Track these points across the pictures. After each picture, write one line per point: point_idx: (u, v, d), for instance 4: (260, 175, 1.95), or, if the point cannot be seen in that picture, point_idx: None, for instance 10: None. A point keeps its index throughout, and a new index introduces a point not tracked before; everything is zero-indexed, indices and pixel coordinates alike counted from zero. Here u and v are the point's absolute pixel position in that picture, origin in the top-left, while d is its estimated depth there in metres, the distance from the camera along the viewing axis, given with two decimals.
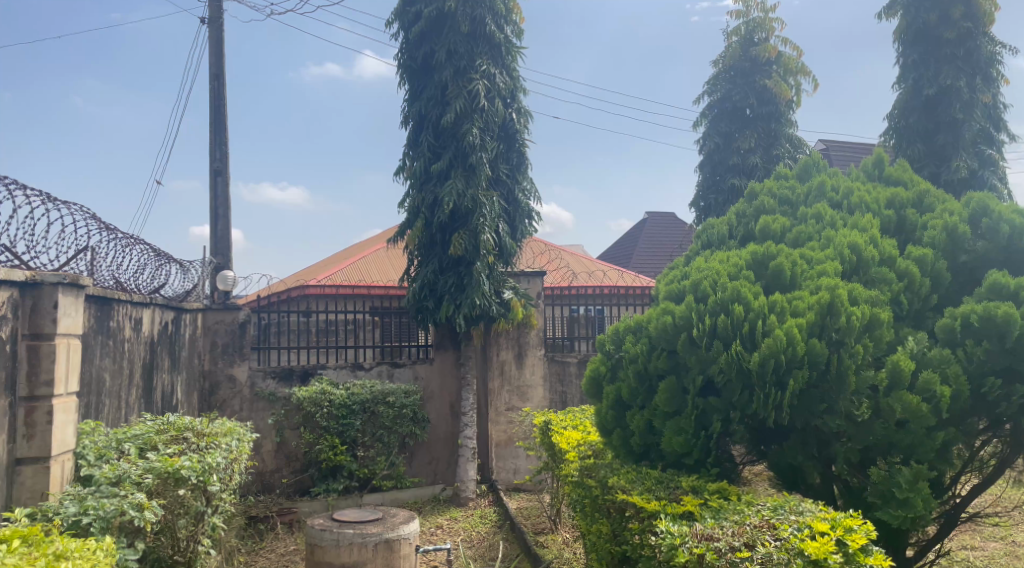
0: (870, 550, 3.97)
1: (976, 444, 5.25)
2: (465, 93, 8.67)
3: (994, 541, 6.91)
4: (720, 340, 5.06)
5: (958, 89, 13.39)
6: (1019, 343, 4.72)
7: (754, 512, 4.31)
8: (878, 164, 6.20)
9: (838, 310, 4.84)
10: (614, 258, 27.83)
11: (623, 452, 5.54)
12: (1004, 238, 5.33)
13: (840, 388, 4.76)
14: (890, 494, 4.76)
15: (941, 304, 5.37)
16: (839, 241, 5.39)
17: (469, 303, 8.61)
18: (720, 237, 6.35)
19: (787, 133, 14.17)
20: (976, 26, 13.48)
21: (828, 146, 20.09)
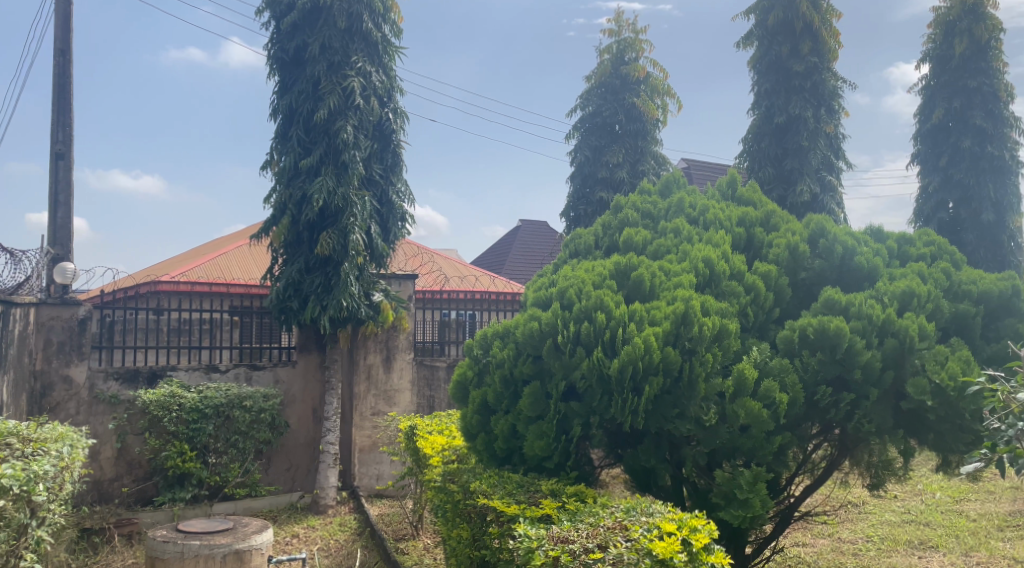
0: (711, 549, 4.19)
1: (809, 448, 5.63)
2: (338, 89, 8.54)
3: (823, 538, 7.41)
4: (583, 346, 5.19)
5: (805, 119, 14.35)
6: (848, 354, 5.12)
7: (608, 514, 4.43)
8: (731, 184, 6.54)
9: (691, 319, 5.08)
10: (485, 263, 28.06)
11: (486, 457, 5.58)
12: (838, 257, 5.78)
13: (691, 394, 4.97)
14: (732, 495, 5.03)
15: (782, 317, 5.72)
16: (694, 255, 5.65)
17: (336, 304, 8.46)
18: (586, 247, 6.51)
19: (652, 150, 14.75)
20: (822, 61, 14.49)
21: (690, 164, 21.03)
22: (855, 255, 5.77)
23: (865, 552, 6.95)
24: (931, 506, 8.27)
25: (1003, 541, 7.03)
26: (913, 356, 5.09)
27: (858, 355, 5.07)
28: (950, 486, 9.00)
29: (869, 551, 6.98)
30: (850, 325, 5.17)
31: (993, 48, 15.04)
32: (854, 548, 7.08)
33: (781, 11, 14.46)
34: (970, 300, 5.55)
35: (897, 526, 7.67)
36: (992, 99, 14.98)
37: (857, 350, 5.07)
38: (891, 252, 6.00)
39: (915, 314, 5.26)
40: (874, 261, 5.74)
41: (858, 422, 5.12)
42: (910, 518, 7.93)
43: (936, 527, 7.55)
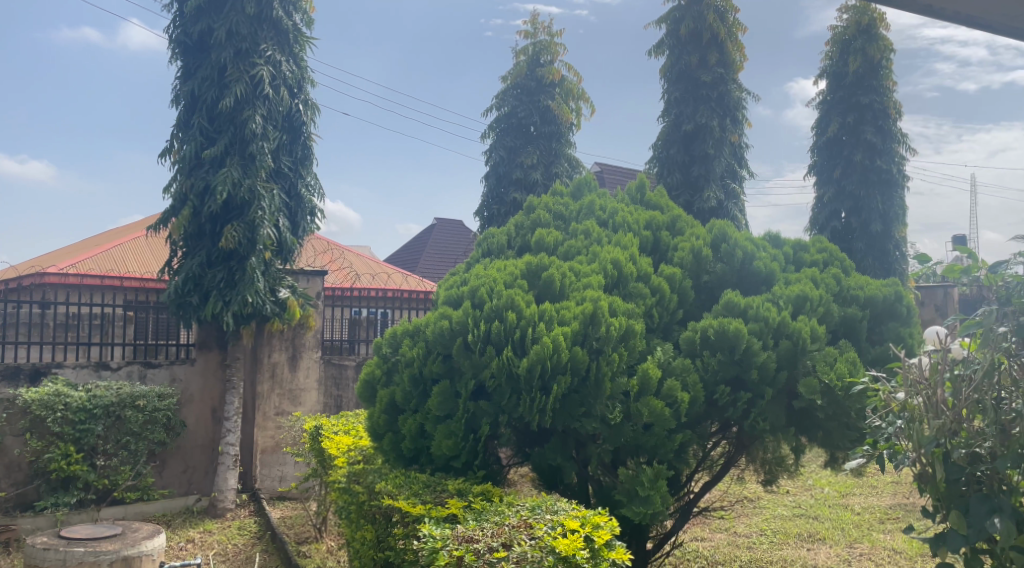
0: (613, 545, 4.28)
1: (708, 445, 5.85)
2: (246, 77, 8.37)
3: (720, 532, 7.70)
4: (493, 345, 5.25)
5: (711, 128, 14.82)
6: (745, 355, 5.34)
7: (513, 513, 4.48)
8: (639, 188, 6.71)
9: (599, 319, 5.22)
10: (397, 260, 27.89)
11: (393, 457, 5.56)
12: (738, 262, 6.03)
13: (597, 393, 5.08)
14: (634, 493, 5.14)
15: (685, 318, 5.92)
16: (603, 256, 5.78)
17: (240, 299, 8.28)
18: (498, 246, 6.57)
19: (567, 153, 14.98)
20: (729, 71, 14.94)
21: (602, 168, 21.44)
22: (754, 260, 6.03)
23: (759, 545, 7.25)
24: (820, 500, 8.70)
25: (884, 533, 7.45)
26: (805, 356, 5.36)
27: (755, 356, 5.30)
28: (838, 481, 9.48)
29: (761, 544, 7.29)
30: (749, 327, 5.39)
31: (884, 68, 15.85)
32: (748, 542, 7.38)
33: (691, 22, 14.89)
34: (858, 304, 5.87)
35: (788, 519, 8.04)
36: (882, 115, 15.81)
37: (754, 351, 5.30)
38: (787, 257, 6.29)
39: (807, 317, 5.53)
40: (771, 266, 6.01)
41: (754, 420, 5.33)
42: (801, 512, 8.32)
43: (824, 520, 7.95)
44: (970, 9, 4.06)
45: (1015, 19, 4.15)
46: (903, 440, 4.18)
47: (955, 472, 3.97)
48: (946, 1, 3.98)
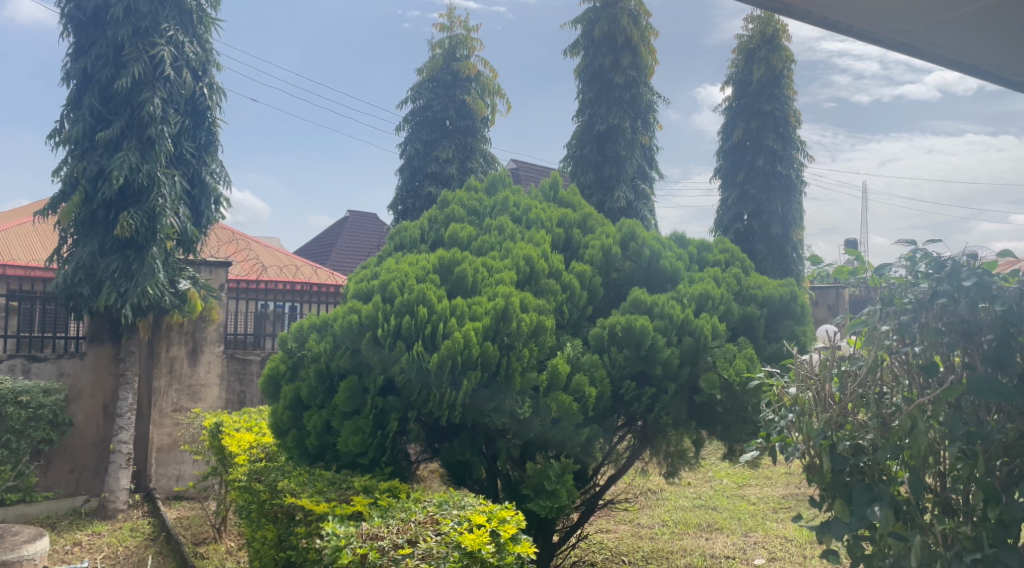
0: (519, 540, 4.25)
1: (615, 439, 5.96)
2: (145, 57, 8.08)
3: (624, 524, 7.87)
4: (403, 340, 5.09)
5: (623, 129, 15.12)
6: (650, 351, 5.46)
7: (420, 509, 4.44)
8: (552, 186, 6.78)
9: (510, 316, 5.23)
10: (308, 253, 27.41)
11: (297, 454, 5.45)
12: (646, 260, 6.19)
13: (508, 388, 5.09)
14: (541, 487, 5.21)
15: (595, 314, 6.04)
16: (516, 252, 5.80)
17: (139, 291, 8.01)
18: (411, 240, 6.51)
19: (482, 148, 15.02)
20: (640, 75, 15.28)
21: (518, 164, 21.57)
22: (660, 259, 6.20)
23: (660, 536, 7.46)
24: (719, 491, 9.01)
25: (777, 522, 7.77)
26: (706, 353, 5.53)
27: (660, 352, 5.42)
28: (736, 472, 9.84)
29: (663, 534, 7.50)
30: (654, 324, 5.52)
31: (786, 77, 16.43)
32: (651, 532, 7.58)
33: (605, 23, 15.11)
34: (756, 303, 6.10)
35: (689, 510, 8.29)
36: (782, 123, 16.46)
37: (658, 347, 5.43)
38: (691, 257, 6.48)
39: (709, 315, 5.71)
40: (677, 265, 6.19)
41: (657, 415, 5.49)
42: (700, 502, 8.59)
43: (722, 510, 8.23)
44: (862, 24, 4.27)
45: (903, 34, 4.38)
46: (794, 432, 4.37)
47: (840, 463, 4.13)
48: (840, 13, 4.17)
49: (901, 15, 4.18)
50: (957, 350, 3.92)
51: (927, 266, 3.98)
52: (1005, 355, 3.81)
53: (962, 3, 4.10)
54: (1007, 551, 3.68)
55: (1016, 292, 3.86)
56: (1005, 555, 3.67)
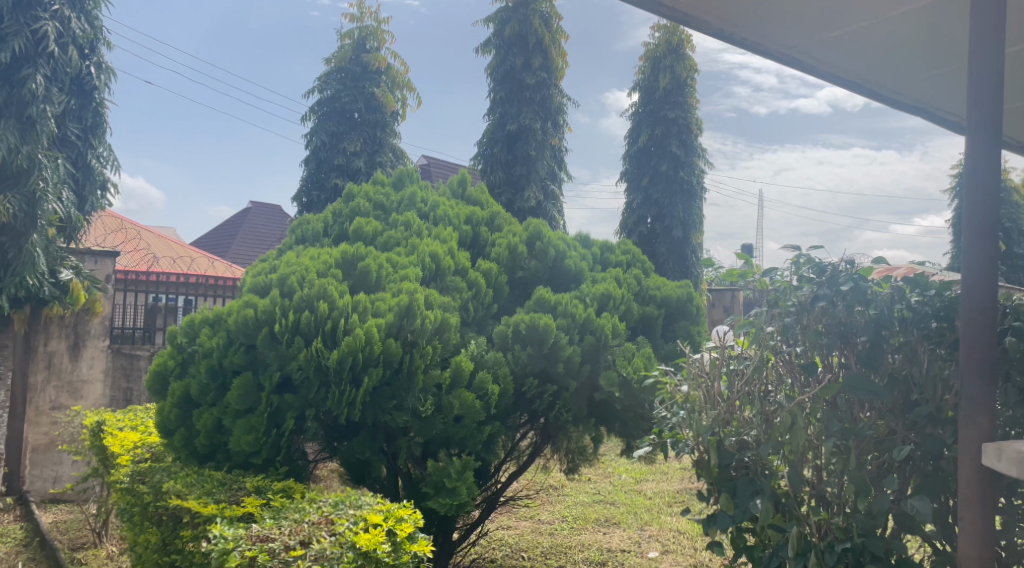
0: (415, 538, 4.17)
1: (516, 436, 5.96)
2: (27, 32, 7.68)
3: (525, 520, 7.94)
4: (302, 336, 4.91)
5: (533, 130, 15.27)
6: (554, 348, 5.45)
7: (314, 509, 4.30)
8: (461, 183, 6.56)
9: (414, 312, 5.04)
10: (206, 244, 26.56)
11: (185, 454, 5.17)
12: (551, 259, 6.14)
13: (409, 385, 4.93)
14: (441, 484, 5.06)
15: (499, 313, 5.95)
16: (422, 248, 5.63)
17: (18, 281, 7.69)
18: (313, 234, 6.10)
19: (390, 142, 14.92)
20: (550, 77, 15.43)
21: (428, 160, 21.47)
22: (565, 259, 6.18)
23: (559, 531, 7.56)
24: (617, 487, 9.21)
25: (671, 516, 8.00)
26: (606, 352, 5.61)
27: (562, 350, 5.44)
28: (634, 468, 10.08)
29: (562, 530, 7.60)
30: (557, 323, 5.52)
31: (690, 86, 16.98)
32: (550, 528, 7.68)
33: (516, 23, 15.19)
34: (655, 303, 6.25)
35: (588, 506, 8.43)
36: (685, 130, 16.96)
37: (561, 345, 5.44)
38: (595, 257, 6.59)
39: (610, 314, 5.82)
40: (580, 265, 6.22)
41: (558, 412, 5.47)
42: (599, 498, 8.76)
43: (619, 505, 8.41)
44: (755, 37, 4.44)
45: (792, 49, 4.57)
46: (684, 429, 4.52)
47: (726, 458, 4.27)
48: (735, 26, 4.34)
49: (792, 29, 4.33)
50: (834, 351, 4.14)
51: (811, 271, 4.13)
52: (876, 354, 4.03)
53: (851, 21, 4.21)
54: (874, 540, 3.87)
55: (888, 297, 4.06)
56: (872, 543, 3.85)
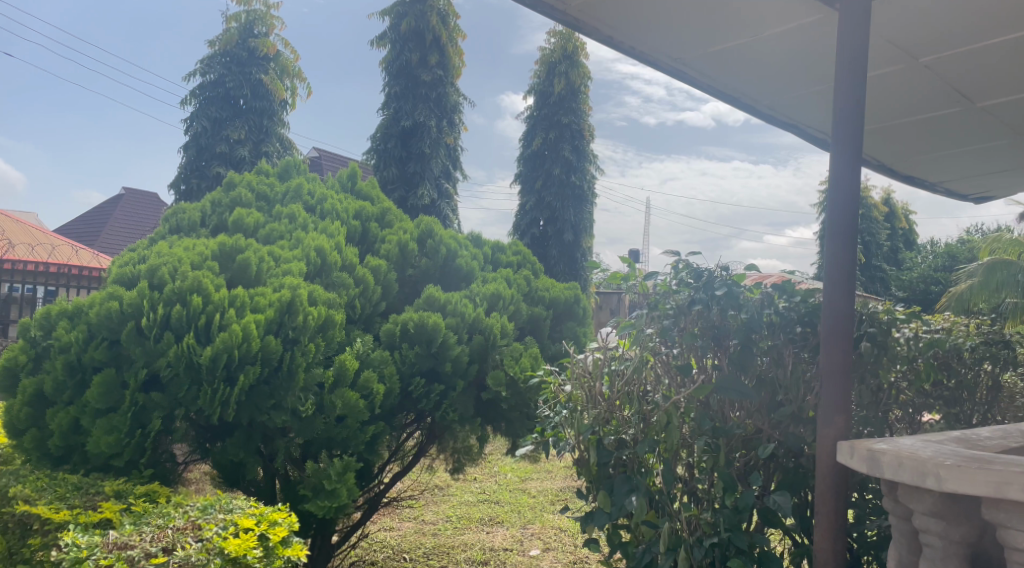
0: (289, 542, 4.07)
1: (402, 437, 5.84)
2: None
3: (408, 521, 7.88)
4: (172, 332, 4.70)
5: (428, 127, 15.18)
6: (442, 348, 5.42)
7: (180, 514, 4.10)
8: (351, 176, 6.40)
9: (296, 308, 4.93)
10: (74, 231, 25.10)
11: (36, 457, 4.81)
12: (442, 258, 6.05)
13: (289, 384, 4.80)
14: (320, 486, 4.92)
15: (388, 310, 5.77)
16: (306, 242, 5.47)
17: None
18: (188, 224, 5.79)
19: (277, 132, 14.70)
20: (446, 75, 15.40)
21: (319, 153, 21.02)
22: (456, 258, 6.11)
23: (443, 531, 7.51)
24: (503, 486, 9.25)
25: (554, 513, 8.09)
26: (495, 351, 5.59)
27: (449, 349, 5.40)
28: (519, 467, 10.15)
29: (446, 530, 7.56)
30: (446, 321, 5.48)
31: (583, 93, 17.31)
32: (434, 528, 7.63)
33: (413, 19, 15.05)
34: (543, 304, 6.32)
35: (473, 505, 8.41)
36: (578, 136, 17.31)
37: (449, 344, 5.41)
38: (486, 257, 6.59)
39: (499, 314, 5.81)
40: (471, 265, 6.16)
41: (444, 412, 5.40)
42: (484, 497, 8.75)
43: (503, 504, 8.44)
44: (642, 45, 4.54)
45: (677, 61, 4.69)
46: (566, 428, 4.60)
47: (605, 456, 4.36)
48: (624, 35, 4.42)
49: (678, 40, 4.43)
50: (708, 353, 4.27)
51: (689, 276, 4.25)
52: (746, 358, 4.20)
53: (734, 35, 4.35)
54: (739, 534, 4.00)
55: (758, 303, 4.22)
56: (737, 537, 3.99)
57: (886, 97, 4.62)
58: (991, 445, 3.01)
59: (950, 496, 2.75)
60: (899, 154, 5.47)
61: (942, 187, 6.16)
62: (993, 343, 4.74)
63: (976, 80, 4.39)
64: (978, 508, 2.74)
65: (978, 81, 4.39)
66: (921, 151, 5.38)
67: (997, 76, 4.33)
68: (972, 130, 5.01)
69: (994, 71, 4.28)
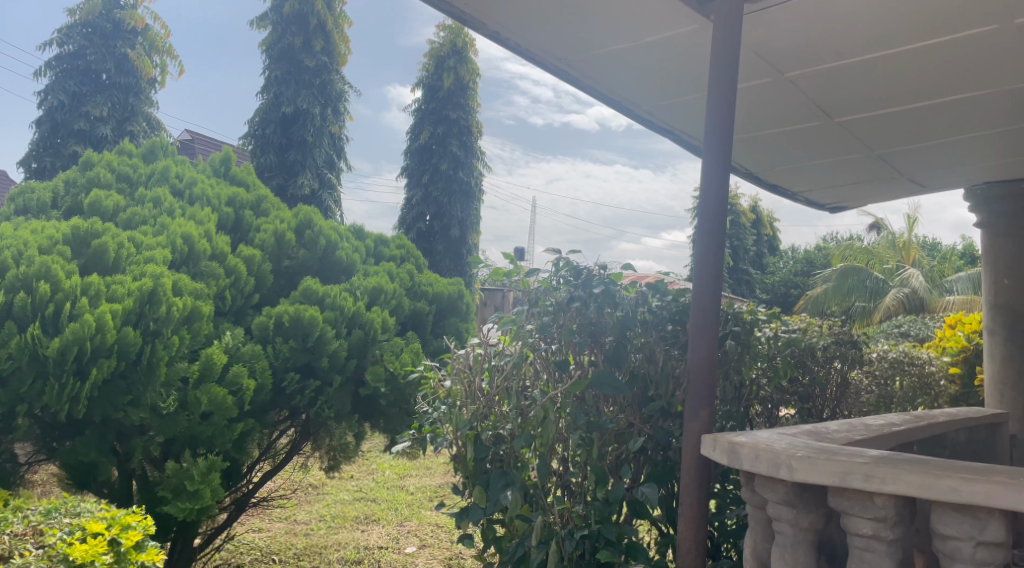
0: (143, 547, 3.87)
1: (275, 435, 5.65)
2: None
3: (279, 522, 7.67)
4: (14, 322, 4.37)
5: (311, 115, 14.82)
6: (318, 343, 5.27)
7: (19, 519, 3.82)
8: (224, 161, 6.15)
9: (158, 298, 4.67)
10: None
11: None
12: (321, 251, 5.89)
13: (149, 380, 4.55)
14: (182, 488, 4.71)
15: (261, 303, 5.58)
16: (172, 229, 5.18)
17: None
18: (37, 205, 5.28)
19: (145, 112, 14.09)
20: (331, 62, 15.08)
21: (191, 135, 20.15)
22: (336, 250, 5.98)
23: (315, 532, 7.34)
24: (380, 483, 9.13)
25: (431, 510, 8.05)
26: (374, 346, 5.50)
27: (327, 344, 5.26)
28: (397, 464, 10.05)
29: (318, 530, 7.39)
30: (323, 315, 5.33)
31: (472, 89, 17.33)
32: (305, 528, 7.44)
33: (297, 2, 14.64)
34: (426, 299, 6.26)
35: (348, 504, 8.25)
36: (466, 132, 17.31)
37: (326, 340, 5.27)
38: (369, 249, 6.48)
39: (381, 308, 5.72)
40: (352, 257, 6.04)
41: (319, 408, 5.26)
42: (361, 495, 8.61)
43: (380, 502, 8.32)
44: (526, 42, 4.53)
45: (559, 61, 4.71)
46: (444, 424, 4.59)
47: (482, 451, 4.34)
48: (509, 31, 4.41)
49: (560, 38, 4.44)
50: (585, 349, 4.33)
51: (568, 273, 4.32)
52: (620, 354, 4.25)
53: (615, 39, 4.41)
54: (609, 526, 4.05)
55: (633, 301, 4.34)
56: (607, 529, 4.04)
57: (752, 109, 4.81)
58: (838, 438, 3.18)
59: (801, 485, 2.88)
60: (763, 163, 5.72)
61: (802, 196, 6.48)
62: (843, 343, 5.16)
63: (835, 96, 4.62)
64: (826, 497, 2.88)
65: (836, 98, 4.63)
66: (783, 161, 5.63)
67: (854, 93, 4.56)
68: (830, 144, 5.28)
69: (851, 88, 4.52)
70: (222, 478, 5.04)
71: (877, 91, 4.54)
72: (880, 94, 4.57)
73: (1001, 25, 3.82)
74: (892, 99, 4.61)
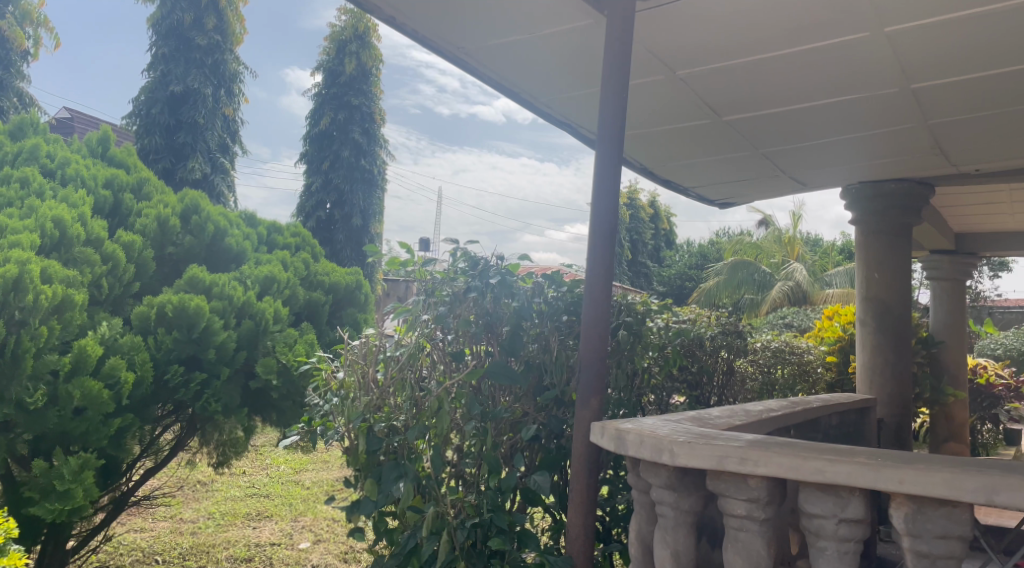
0: (4, 551, 3.63)
1: (157, 431, 5.40)
2: None
3: (164, 520, 7.38)
4: None
5: (203, 96, 14.29)
6: (204, 334, 5.07)
7: None
8: (103, 140, 5.84)
9: (25, 286, 4.39)
10: None
11: None
12: (209, 237, 5.68)
13: (13, 373, 4.29)
14: (50, 487, 4.46)
15: (142, 292, 5.34)
16: (42, 211, 4.87)
17: None
18: None
19: (16, 86, 13.32)
20: (224, 42, 14.56)
21: (72, 113, 19.11)
22: (225, 237, 5.79)
23: (202, 530, 7.08)
24: (274, 478, 8.90)
25: (327, 504, 7.91)
26: (266, 337, 5.34)
27: (214, 335, 5.07)
28: (293, 459, 9.83)
29: (207, 527, 7.14)
30: (210, 305, 5.14)
31: (374, 76, 17.06)
32: (193, 527, 7.18)
33: None
34: (322, 289, 6.12)
35: (239, 500, 8.01)
36: (369, 119, 17.04)
37: (213, 330, 5.07)
38: (261, 237, 6.30)
39: (272, 298, 5.56)
40: (242, 245, 5.87)
41: (206, 402, 5.07)
42: (253, 491, 8.38)
43: (273, 497, 8.12)
44: (422, 28, 4.46)
45: (456, 48, 4.65)
46: (336, 416, 4.49)
47: (375, 444, 4.26)
48: (404, 16, 4.34)
49: (456, 26, 4.39)
50: (481, 340, 4.31)
51: (465, 263, 4.30)
52: (516, 342, 4.29)
53: (510, 29, 4.39)
54: (500, 515, 4.05)
55: (529, 291, 4.39)
56: (498, 518, 4.04)
57: (644, 105, 4.89)
58: (719, 423, 3.27)
59: (682, 469, 2.94)
60: (656, 158, 5.84)
61: (693, 192, 6.65)
62: (729, 332, 5.26)
63: (722, 96, 4.75)
64: (706, 480, 2.95)
65: (723, 97, 4.75)
66: (675, 157, 5.76)
67: (740, 93, 4.70)
68: (718, 141, 5.43)
69: (737, 88, 4.65)
70: (97, 476, 4.80)
71: (761, 92, 4.69)
72: (764, 95, 4.72)
73: (871, 33, 3.98)
74: (774, 99, 4.77)
